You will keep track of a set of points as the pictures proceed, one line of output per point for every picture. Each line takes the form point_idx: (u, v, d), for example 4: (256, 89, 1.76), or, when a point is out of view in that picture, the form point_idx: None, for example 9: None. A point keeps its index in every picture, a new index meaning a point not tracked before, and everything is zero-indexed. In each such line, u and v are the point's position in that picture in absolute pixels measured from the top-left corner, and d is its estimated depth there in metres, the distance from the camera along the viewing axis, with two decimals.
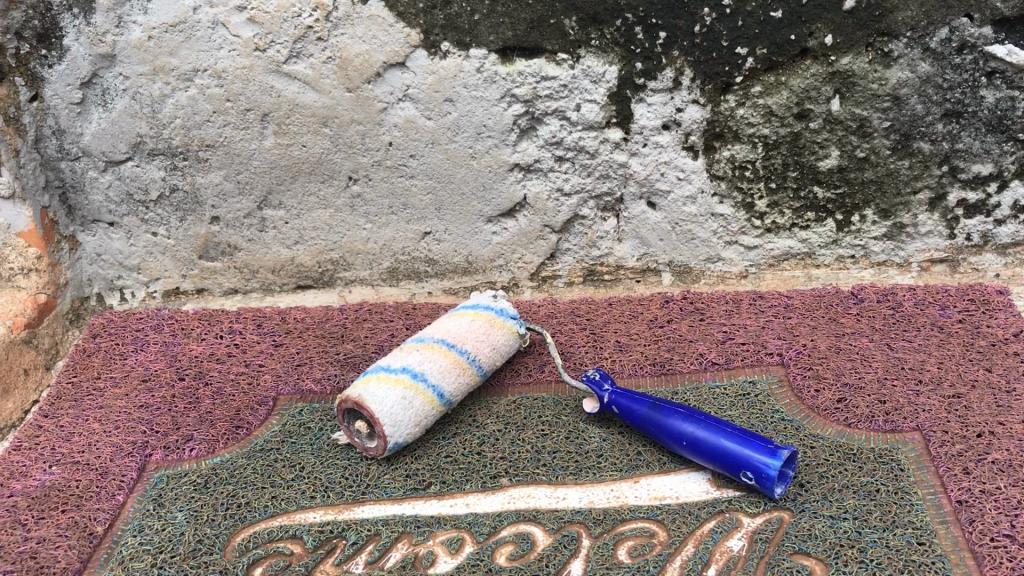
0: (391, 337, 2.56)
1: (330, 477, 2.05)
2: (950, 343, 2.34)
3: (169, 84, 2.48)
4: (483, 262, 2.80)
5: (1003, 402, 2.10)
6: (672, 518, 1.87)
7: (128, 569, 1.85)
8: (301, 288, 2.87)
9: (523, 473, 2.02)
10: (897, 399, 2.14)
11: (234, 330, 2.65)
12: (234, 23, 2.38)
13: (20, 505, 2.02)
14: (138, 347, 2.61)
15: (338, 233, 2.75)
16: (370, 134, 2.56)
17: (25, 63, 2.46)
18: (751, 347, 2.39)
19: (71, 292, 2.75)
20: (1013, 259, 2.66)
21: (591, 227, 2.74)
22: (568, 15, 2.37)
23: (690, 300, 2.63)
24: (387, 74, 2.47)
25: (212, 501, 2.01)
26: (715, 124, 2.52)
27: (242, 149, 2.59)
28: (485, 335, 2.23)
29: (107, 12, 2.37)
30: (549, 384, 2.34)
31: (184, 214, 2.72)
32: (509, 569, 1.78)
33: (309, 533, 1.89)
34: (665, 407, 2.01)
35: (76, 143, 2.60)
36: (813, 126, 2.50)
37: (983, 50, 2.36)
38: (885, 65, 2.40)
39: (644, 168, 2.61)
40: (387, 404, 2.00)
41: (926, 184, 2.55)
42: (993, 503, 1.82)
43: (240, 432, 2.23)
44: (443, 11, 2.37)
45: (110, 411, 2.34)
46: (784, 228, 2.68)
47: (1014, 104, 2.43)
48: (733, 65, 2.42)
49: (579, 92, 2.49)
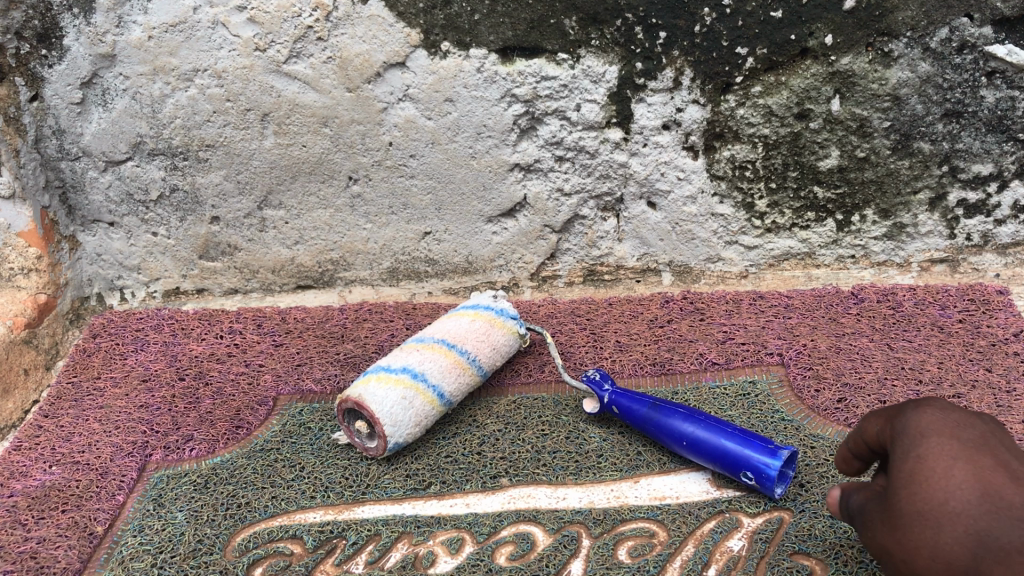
0: (391, 338, 2.56)
1: (330, 477, 2.05)
2: (949, 343, 2.34)
3: (169, 84, 2.48)
4: (483, 262, 2.80)
5: (1003, 402, 2.10)
6: (672, 518, 1.87)
7: (128, 569, 1.85)
8: (301, 288, 2.87)
9: (523, 473, 2.02)
10: (897, 399, 2.14)
11: (234, 330, 2.65)
12: (234, 22, 2.38)
13: (20, 505, 2.02)
14: (138, 347, 2.61)
15: (338, 233, 2.75)
16: (370, 135, 2.56)
17: (24, 63, 2.46)
18: (751, 347, 2.39)
19: (71, 292, 2.75)
20: (1014, 259, 2.65)
21: (591, 227, 2.74)
22: (568, 15, 2.37)
23: (690, 300, 2.63)
24: (387, 74, 2.47)
25: (212, 501, 2.01)
26: (715, 124, 2.52)
27: (242, 149, 2.59)
28: (485, 335, 2.23)
29: (108, 12, 2.38)
30: (549, 384, 2.34)
31: (184, 214, 2.72)
32: (509, 569, 1.78)
33: (309, 533, 1.89)
34: (665, 407, 2.01)
35: (76, 143, 2.59)
36: (813, 126, 2.50)
37: (983, 49, 2.36)
38: (885, 65, 2.40)
39: (644, 168, 2.61)
40: (387, 405, 2.00)
41: (926, 184, 2.55)
42: None
43: (240, 432, 2.23)
44: (443, 11, 2.37)
45: (110, 411, 2.34)
46: (784, 228, 2.68)
47: (1015, 104, 2.43)
48: (733, 66, 2.42)
49: (579, 92, 2.49)
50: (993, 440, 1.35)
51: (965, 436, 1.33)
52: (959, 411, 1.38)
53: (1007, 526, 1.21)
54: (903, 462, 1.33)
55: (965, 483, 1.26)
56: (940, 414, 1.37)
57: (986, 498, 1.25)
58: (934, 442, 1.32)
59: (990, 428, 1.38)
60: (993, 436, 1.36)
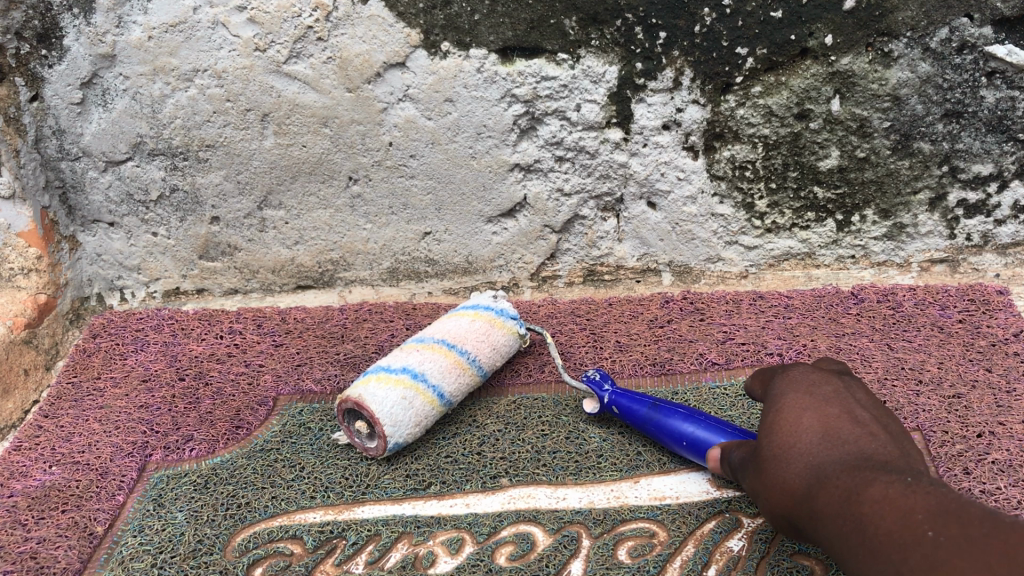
0: (391, 338, 2.56)
1: (330, 477, 2.05)
2: (949, 343, 2.34)
3: (169, 84, 2.48)
4: (483, 262, 2.80)
5: (1003, 402, 2.10)
6: (672, 518, 1.87)
7: (128, 569, 1.85)
8: (301, 288, 2.87)
9: (523, 473, 2.02)
10: (897, 399, 2.14)
11: (234, 330, 2.65)
12: (234, 22, 2.38)
13: (20, 505, 2.02)
14: (138, 347, 2.61)
15: (338, 233, 2.75)
16: (370, 135, 2.56)
17: (24, 63, 2.46)
18: (750, 347, 2.39)
19: (71, 292, 2.75)
20: (1014, 259, 2.65)
21: (591, 227, 2.74)
22: (568, 16, 2.37)
23: (690, 300, 2.63)
24: (387, 74, 2.47)
25: (212, 501, 2.01)
26: (715, 124, 2.52)
27: (242, 149, 2.59)
28: (485, 335, 2.23)
29: (108, 12, 2.38)
30: (549, 384, 2.34)
31: (185, 215, 2.72)
32: (509, 569, 1.78)
33: (309, 532, 1.89)
34: (665, 407, 2.00)
35: (76, 143, 2.59)
36: (813, 126, 2.50)
37: (983, 50, 2.36)
38: (885, 65, 2.40)
39: (644, 168, 2.61)
40: (386, 404, 2.00)
41: (926, 184, 2.55)
42: (993, 503, 1.82)
43: (240, 432, 2.23)
44: (443, 11, 2.37)
45: (110, 411, 2.34)
46: (784, 228, 2.68)
47: (1015, 104, 2.42)
48: (733, 66, 2.42)
49: (579, 92, 2.49)
50: (855, 399, 1.42)
51: (821, 392, 1.42)
52: (825, 373, 1.48)
53: (837, 457, 1.28)
54: (767, 415, 1.44)
55: (809, 426, 1.35)
56: (802, 375, 1.48)
57: (829, 439, 1.32)
58: (792, 396, 1.44)
59: (855, 389, 1.46)
60: (858, 397, 1.44)
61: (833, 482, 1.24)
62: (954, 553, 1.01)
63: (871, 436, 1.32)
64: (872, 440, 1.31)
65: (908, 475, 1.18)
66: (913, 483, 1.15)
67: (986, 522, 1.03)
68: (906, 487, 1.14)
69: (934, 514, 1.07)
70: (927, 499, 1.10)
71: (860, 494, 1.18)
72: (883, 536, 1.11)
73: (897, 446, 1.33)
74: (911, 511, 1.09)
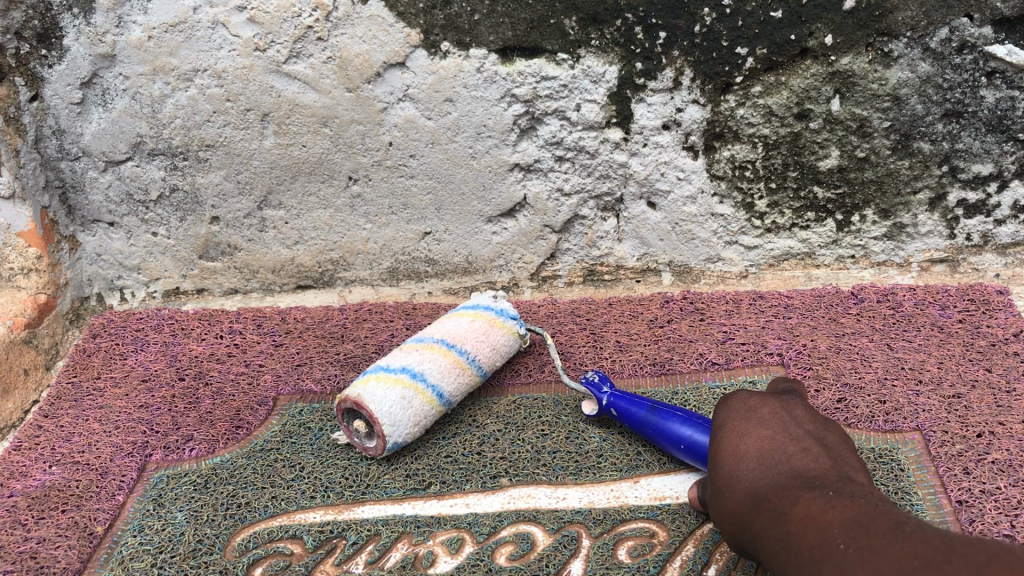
0: (391, 338, 2.56)
1: (330, 477, 2.05)
2: (949, 343, 2.34)
3: (169, 84, 2.48)
4: (483, 262, 2.80)
5: (1003, 402, 2.10)
6: (672, 518, 1.87)
7: (128, 569, 1.85)
8: (301, 288, 2.87)
9: (523, 473, 2.02)
10: (897, 399, 2.14)
11: (234, 330, 2.65)
12: (234, 22, 2.38)
13: (20, 505, 2.02)
14: (138, 347, 2.61)
15: (338, 233, 2.75)
16: (370, 134, 2.56)
17: (24, 63, 2.46)
18: (750, 347, 2.39)
19: (71, 292, 2.75)
20: (1014, 259, 2.65)
21: (591, 227, 2.74)
22: (568, 15, 2.37)
23: (690, 300, 2.63)
24: (387, 74, 2.47)
25: (212, 501, 2.01)
26: (715, 124, 2.52)
27: (242, 149, 2.59)
28: (485, 335, 2.23)
29: (107, 12, 2.38)
30: (549, 384, 2.34)
31: (185, 215, 2.72)
32: (509, 569, 1.78)
33: (309, 532, 1.89)
34: (664, 410, 2.00)
35: (76, 143, 2.59)
36: (813, 126, 2.50)
37: (983, 49, 2.36)
38: (885, 65, 2.40)
39: (644, 168, 2.61)
40: (386, 404, 2.00)
41: (926, 184, 2.55)
42: (993, 503, 1.82)
43: (240, 432, 2.23)
44: (443, 11, 2.37)
45: (110, 411, 2.34)
46: (784, 228, 2.68)
47: (1015, 104, 2.43)
48: (733, 66, 2.42)
49: (579, 92, 2.49)
50: (791, 417, 1.52)
51: (759, 415, 1.51)
52: (762, 396, 1.57)
53: (770, 479, 1.37)
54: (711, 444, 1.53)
55: (745, 452, 1.44)
56: (741, 401, 1.56)
57: (765, 462, 1.41)
58: (729, 425, 1.52)
59: (793, 407, 1.55)
60: (795, 414, 1.53)
61: (767, 503, 1.34)
62: (861, 562, 1.16)
63: (805, 453, 1.41)
64: (804, 455, 1.41)
65: (831, 490, 1.30)
66: (832, 497, 1.28)
67: (890, 532, 1.17)
68: (826, 503, 1.27)
69: (849, 528, 1.21)
70: (843, 513, 1.24)
71: (788, 513, 1.30)
72: (806, 549, 1.24)
73: (832, 458, 1.42)
74: (830, 527, 1.23)
